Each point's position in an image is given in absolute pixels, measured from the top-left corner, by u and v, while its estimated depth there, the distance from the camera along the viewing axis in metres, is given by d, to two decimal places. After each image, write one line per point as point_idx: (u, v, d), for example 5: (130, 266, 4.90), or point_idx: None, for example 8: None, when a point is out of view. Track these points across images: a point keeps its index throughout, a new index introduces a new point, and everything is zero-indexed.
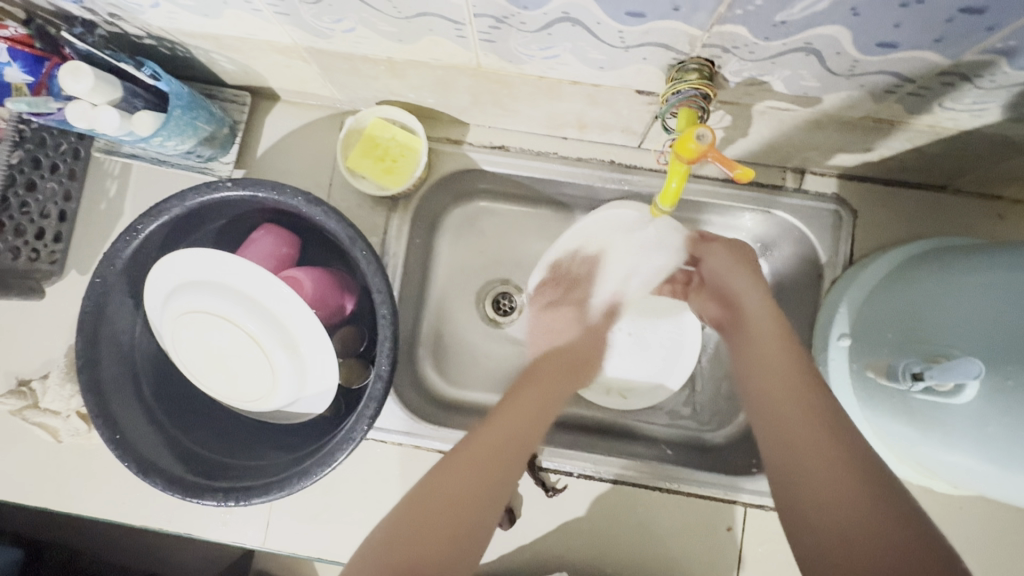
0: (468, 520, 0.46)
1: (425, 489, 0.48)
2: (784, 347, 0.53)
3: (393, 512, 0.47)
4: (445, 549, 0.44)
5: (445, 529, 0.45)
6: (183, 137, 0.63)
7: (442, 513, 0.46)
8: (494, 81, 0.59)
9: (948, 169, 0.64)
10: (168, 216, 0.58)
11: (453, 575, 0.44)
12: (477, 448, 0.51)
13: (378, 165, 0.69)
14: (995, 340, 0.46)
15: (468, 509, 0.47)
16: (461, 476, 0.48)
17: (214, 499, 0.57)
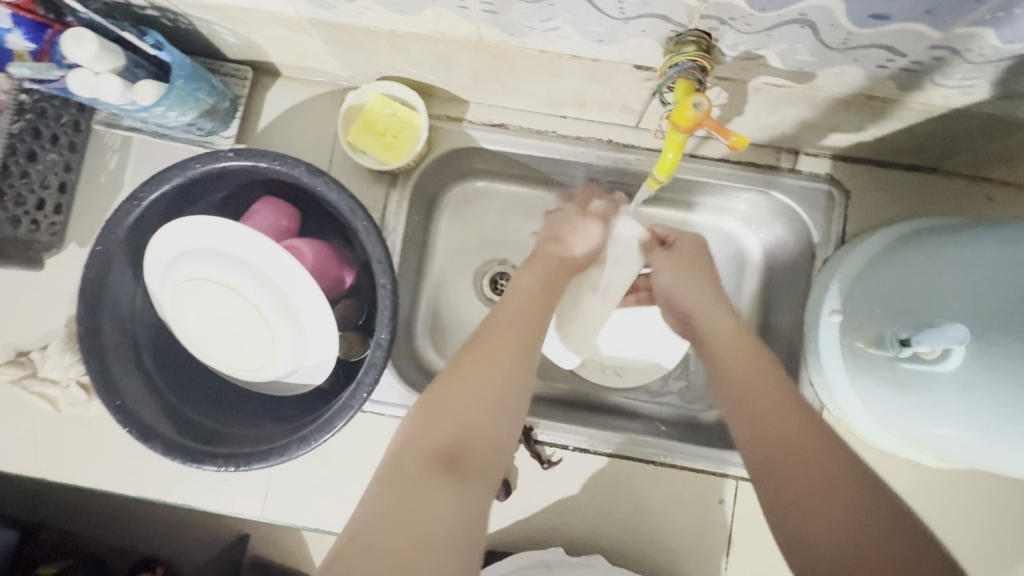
0: (503, 391, 0.51)
1: (448, 384, 0.51)
2: (743, 342, 0.57)
3: (420, 409, 0.50)
4: (486, 419, 0.50)
5: (486, 398, 0.50)
6: (185, 108, 0.63)
7: (480, 386, 0.51)
8: (495, 56, 0.60)
9: (939, 149, 0.65)
10: (170, 184, 0.59)
11: (496, 440, 0.50)
12: (496, 333, 0.55)
13: (378, 140, 0.69)
14: (981, 308, 0.47)
15: (503, 382, 0.52)
16: (488, 358, 0.53)
17: (214, 464, 0.57)
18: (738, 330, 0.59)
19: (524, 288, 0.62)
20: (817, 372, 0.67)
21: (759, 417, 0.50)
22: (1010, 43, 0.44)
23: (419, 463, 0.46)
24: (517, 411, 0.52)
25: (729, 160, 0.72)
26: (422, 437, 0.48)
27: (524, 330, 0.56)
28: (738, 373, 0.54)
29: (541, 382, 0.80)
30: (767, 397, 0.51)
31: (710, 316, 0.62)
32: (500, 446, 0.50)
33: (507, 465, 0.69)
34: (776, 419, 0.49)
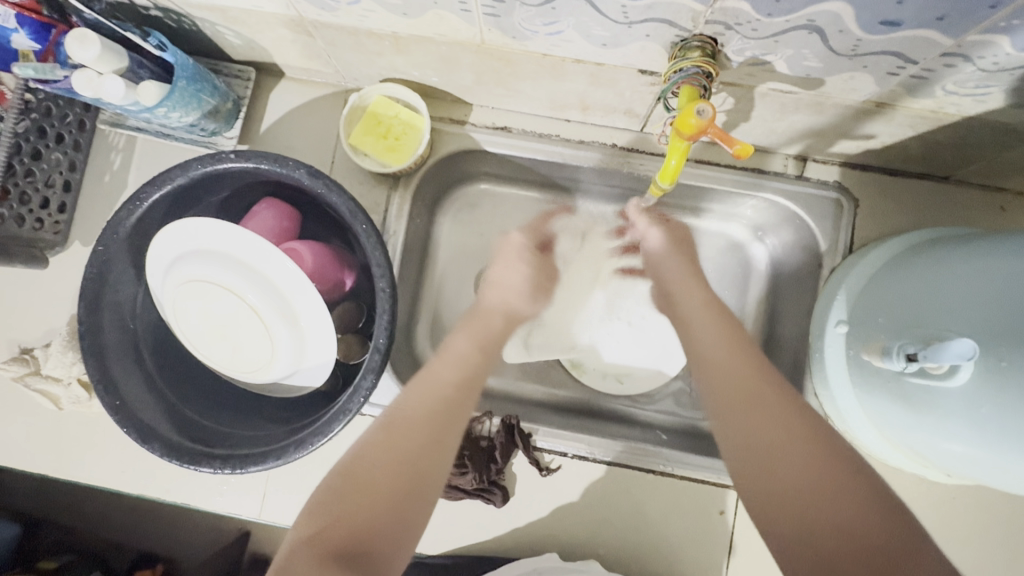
0: (410, 476, 0.47)
1: (355, 469, 0.47)
2: (722, 325, 0.56)
3: (321, 498, 0.46)
4: (390, 508, 0.45)
5: (390, 490, 0.46)
6: (188, 109, 0.63)
7: (388, 472, 0.46)
8: (497, 59, 0.59)
9: (950, 158, 0.64)
10: (171, 185, 0.59)
11: (403, 530, 0.45)
12: (414, 406, 0.51)
13: (380, 143, 0.69)
14: (991, 323, 0.46)
15: (413, 465, 0.47)
16: (406, 440, 0.48)
17: (211, 466, 0.57)
18: (721, 313, 0.58)
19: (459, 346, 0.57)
20: (822, 383, 0.66)
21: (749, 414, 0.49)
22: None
23: (309, 564, 0.41)
24: (424, 500, 0.47)
25: (735, 166, 0.71)
26: (318, 535, 0.43)
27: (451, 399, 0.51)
28: (725, 365, 0.53)
29: (541, 387, 0.79)
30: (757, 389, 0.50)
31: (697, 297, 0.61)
32: (409, 538, 0.45)
33: (505, 471, 0.68)
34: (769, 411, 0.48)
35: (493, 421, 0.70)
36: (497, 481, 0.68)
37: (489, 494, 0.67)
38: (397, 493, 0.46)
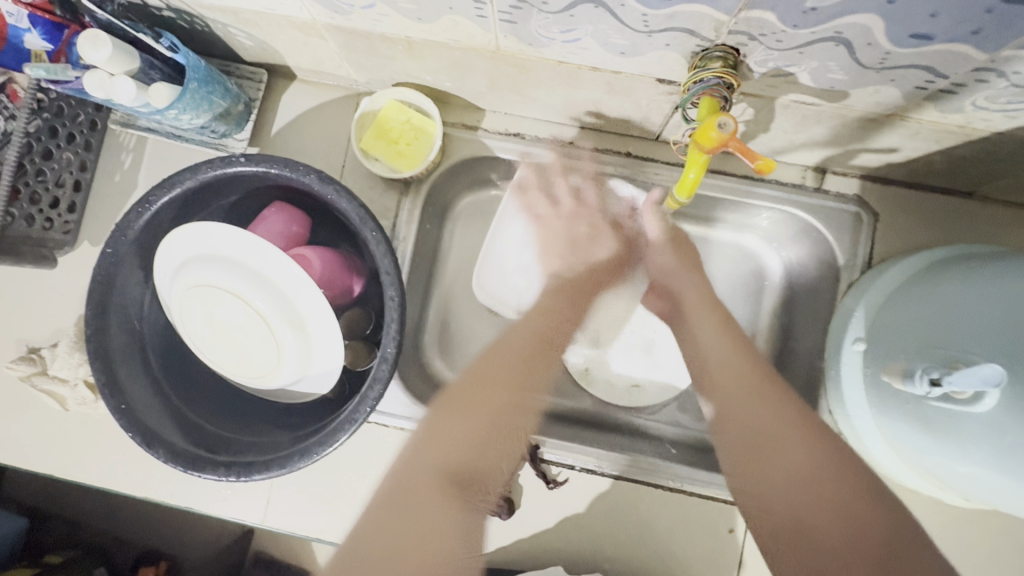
0: (507, 412, 0.56)
1: (459, 401, 0.55)
2: (729, 338, 0.63)
3: (431, 426, 0.54)
4: (491, 442, 0.54)
5: (496, 421, 0.55)
6: (199, 111, 0.63)
7: (498, 407, 0.55)
8: (512, 65, 0.58)
9: (975, 173, 0.62)
10: (180, 188, 0.58)
11: (495, 460, 0.54)
12: (506, 356, 0.62)
13: (392, 148, 0.68)
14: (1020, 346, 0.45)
15: (509, 402, 0.57)
16: (510, 386, 0.58)
17: (216, 473, 0.57)
18: (727, 324, 0.65)
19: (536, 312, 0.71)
20: (837, 402, 0.64)
21: (755, 439, 0.53)
22: None
23: (433, 478, 0.48)
24: (512, 432, 0.57)
25: (752, 177, 0.70)
26: (439, 453, 0.50)
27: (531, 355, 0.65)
28: (731, 387, 0.58)
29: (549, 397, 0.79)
30: (760, 412, 0.55)
31: (696, 319, 0.67)
32: (497, 469, 0.55)
33: (511, 483, 0.67)
34: (768, 432, 0.53)
35: None
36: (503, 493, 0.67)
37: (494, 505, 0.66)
38: (501, 425, 0.55)
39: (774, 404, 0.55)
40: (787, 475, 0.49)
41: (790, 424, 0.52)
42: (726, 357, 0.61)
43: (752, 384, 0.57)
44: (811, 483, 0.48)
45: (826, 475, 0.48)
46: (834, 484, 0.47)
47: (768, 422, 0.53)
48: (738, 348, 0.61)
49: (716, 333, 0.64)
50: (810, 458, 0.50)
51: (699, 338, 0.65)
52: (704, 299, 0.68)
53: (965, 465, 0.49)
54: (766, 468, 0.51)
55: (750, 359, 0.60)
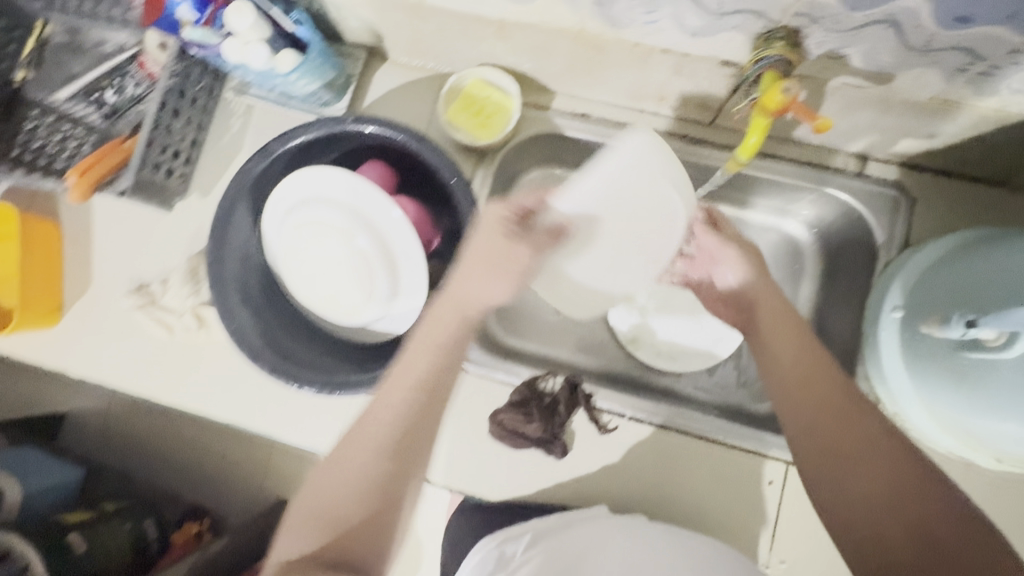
0: (372, 497, 0.49)
1: (334, 472, 0.50)
2: (796, 326, 0.58)
3: (308, 511, 0.49)
4: (366, 525, 0.48)
5: (357, 504, 0.49)
6: (313, 78, 0.74)
7: (369, 491, 0.49)
8: (591, 47, 0.66)
9: (1007, 160, 0.68)
10: (295, 141, 0.67)
11: (379, 538, 0.49)
12: (388, 408, 0.51)
13: (474, 119, 0.77)
14: None
15: (380, 486, 0.49)
16: (403, 451, 0.50)
17: (313, 386, 0.65)
18: (800, 325, 0.58)
19: (428, 329, 0.54)
20: (874, 368, 0.68)
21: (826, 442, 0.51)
22: None
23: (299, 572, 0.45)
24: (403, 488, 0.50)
25: (799, 160, 0.76)
26: (293, 536, 0.48)
27: (420, 405, 0.51)
28: (792, 380, 0.54)
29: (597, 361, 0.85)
30: (855, 424, 0.50)
31: (772, 334, 0.58)
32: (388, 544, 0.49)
33: (565, 426, 0.73)
34: (851, 442, 0.49)
35: (556, 381, 0.76)
36: (558, 434, 0.72)
37: (550, 444, 0.72)
38: (352, 507, 0.49)
39: (861, 414, 0.51)
40: (862, 496, 0.48)
41: (874, 434, 0.49)
42: (803, 353, 0.55)
43: (842, 391, 0.52)
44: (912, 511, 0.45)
45: (915, 508, 0.45)
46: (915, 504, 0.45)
47: (859, 440, 0.49)
48: (817, 360, 0.55)
49: (793, 342, 0.56)
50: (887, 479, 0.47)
51: (776, 344, 0.57)
52: (779, 300, 0.59)
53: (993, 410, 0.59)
54: (841, 482, 0.49)
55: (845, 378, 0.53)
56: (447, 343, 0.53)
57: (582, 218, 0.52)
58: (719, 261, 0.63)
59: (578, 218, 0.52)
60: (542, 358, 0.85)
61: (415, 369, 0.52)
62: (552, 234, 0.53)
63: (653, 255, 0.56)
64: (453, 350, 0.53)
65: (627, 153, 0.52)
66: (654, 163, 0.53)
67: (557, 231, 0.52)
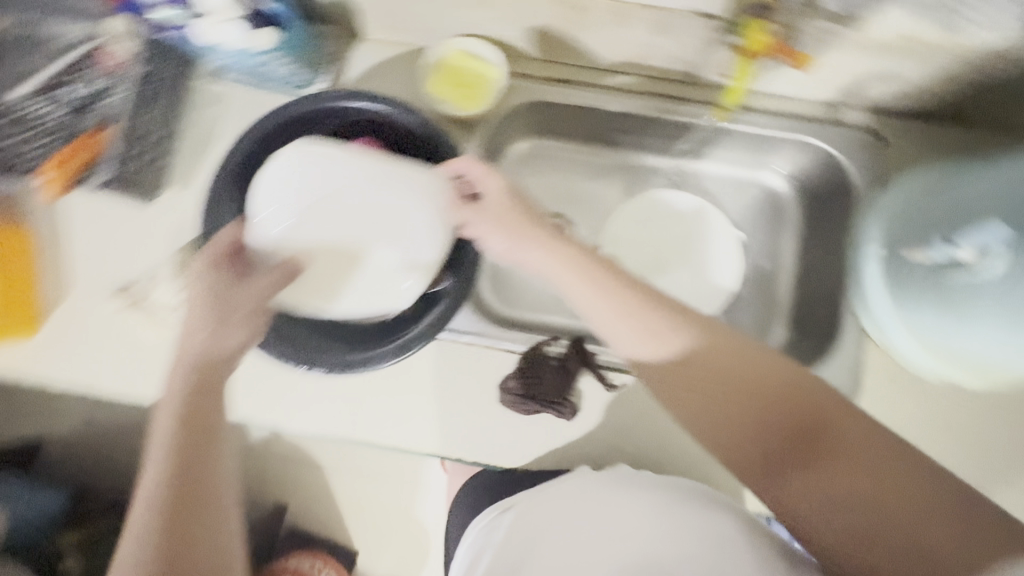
0: (178, 512, 0.50)
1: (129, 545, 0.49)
2: (702, 332, 0.55)
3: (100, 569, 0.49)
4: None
5: (165, 539, 0.49)
6: (289, 56, 0.73)
7: (158, 525, 0.49)
8: (572, 7, 0.67)
9: (968, 97, 0.72)
10: (281, 120, 0.67)
11: None
12: (169, 468, 0.51)
13: (459, 91, 0.76)
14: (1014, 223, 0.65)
15: (167, 510, 0.50)
16: (194, 464, 0.52)
17: (325, 366, 0.64)
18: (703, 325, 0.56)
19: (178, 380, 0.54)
20: (862, 307, 0.71)
21: (696, 388, 0.55)
22: None
23: None
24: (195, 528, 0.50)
25: (777, 112, 0.79)
26: None
27: (179, 439, 0.52)
28: (699, 381, 0.55)
29: None
30: (714, 355, 0.55)
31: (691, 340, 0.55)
32: None
33: (573, 387, 0.74)
34: (712, 376, 0.54)
35: (559, 345, 0.77)
36: (566, 395, 0.73)
37: (558, 406, 0.73)
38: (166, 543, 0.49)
39: (750, 369, 0.54)
40: (735, 421, 0.54)
41: (729, 355, 0.55)
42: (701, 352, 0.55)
43: (719, 349, 0.55)
44: (775, 414, 0.53)
45: (774, 411, 0.53)
46: (779, 407, 0.53)
47: (720, 364, 0.54)
48: (712, 355, 0.55)
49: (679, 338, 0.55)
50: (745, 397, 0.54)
51: (694, 352, 0.55)
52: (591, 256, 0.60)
53: (989, 322, 0.65)
54: (764, 466, 0.53)
55: (723, 332, 0.55)
56: (194, 376, 0.54)
57: (301, 230, 0.62)
58: (484, 235, 0.63)
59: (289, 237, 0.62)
60: (542, 326, 0.86)
61: (194, 410, 0.53)
62: (284, 272, 0.60)
63: (388, 234, 0.63)
64: (210, 376, 0.54)
65: (306, 162, 0.63)
66: (336, 158, 0.63)
67: (287, 267, 0.60)
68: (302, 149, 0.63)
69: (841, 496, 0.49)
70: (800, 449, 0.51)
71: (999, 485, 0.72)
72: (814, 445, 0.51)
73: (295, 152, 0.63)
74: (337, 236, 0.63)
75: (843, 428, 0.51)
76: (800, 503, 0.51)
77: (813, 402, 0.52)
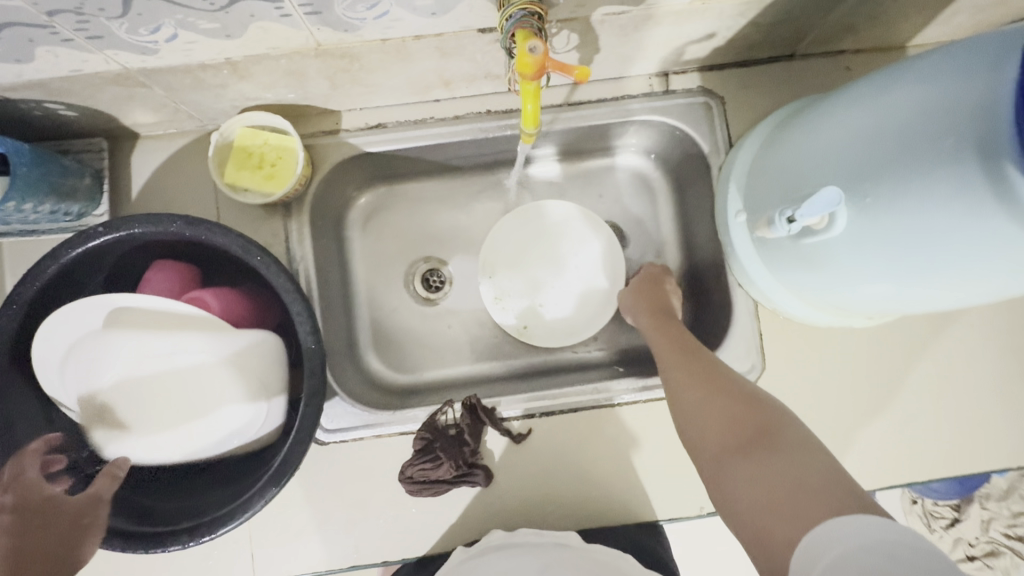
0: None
1: None
2: (680, 338, 0.63)
3: None
4: None
5: None
6: (41, 196, 0.60)
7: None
8: (340, 57, 0.58)
9: (787, 36, 0.68)
10: (44, 279, 0.55)
11: None
12: None
13: (258, 173, 0.67)
14: (879, 157, 0.48)
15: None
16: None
17: (180, 543, 0.55)
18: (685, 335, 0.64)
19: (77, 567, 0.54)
20: (742, 274, 0.70)
21: (673, 383, 0.58)
22: None
23: None
24: None
25: (608, 97, 0.73)
26: None
27: None
28: (676, 363, 0.60)
29: (496, 363, 0.81)
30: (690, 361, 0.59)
31: (678, 337, 0.63)
32: None
33: (480, 450, 0.69)
34: (683, 373, 0.58)
35: (455, 410, 0.72)
36: (475, 462, 0.69)
37: (470, 476, 0.68)
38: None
39: (716, 368, 0.57)
40: (704, 415, 0.53)
41: (701, 364, 0.58)
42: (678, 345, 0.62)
43: (691, 350, 0.61)
44: (732, 410, 0.52)
45: (741, 412, 0.52)
46: (738, 405, 0.52)
47: (698, 374, 0.57)
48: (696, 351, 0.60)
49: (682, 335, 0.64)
50: (715, 392, 0.54)
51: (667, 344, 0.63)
52: (650, 302, 0.71)
53: (897, 261, 0.50)
54: (721, 455, 0.50)
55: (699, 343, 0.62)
56: None
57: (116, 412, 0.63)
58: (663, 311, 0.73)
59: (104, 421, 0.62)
60: (441, 384, 0.80)
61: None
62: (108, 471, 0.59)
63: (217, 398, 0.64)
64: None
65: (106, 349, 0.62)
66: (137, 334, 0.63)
67: (109, 469, 0.60)
68: (70, 340, 0.60)
69: (772, 485, 0.44)
70: (747, 441, 0.49)
71: (920, 411, 0.71)
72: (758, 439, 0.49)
73: (88, 338, 0.61)
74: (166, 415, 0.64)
75: (796, 434, 0.48)
76: (743, 493, 0.46)
77: (772, 414, 0.51)
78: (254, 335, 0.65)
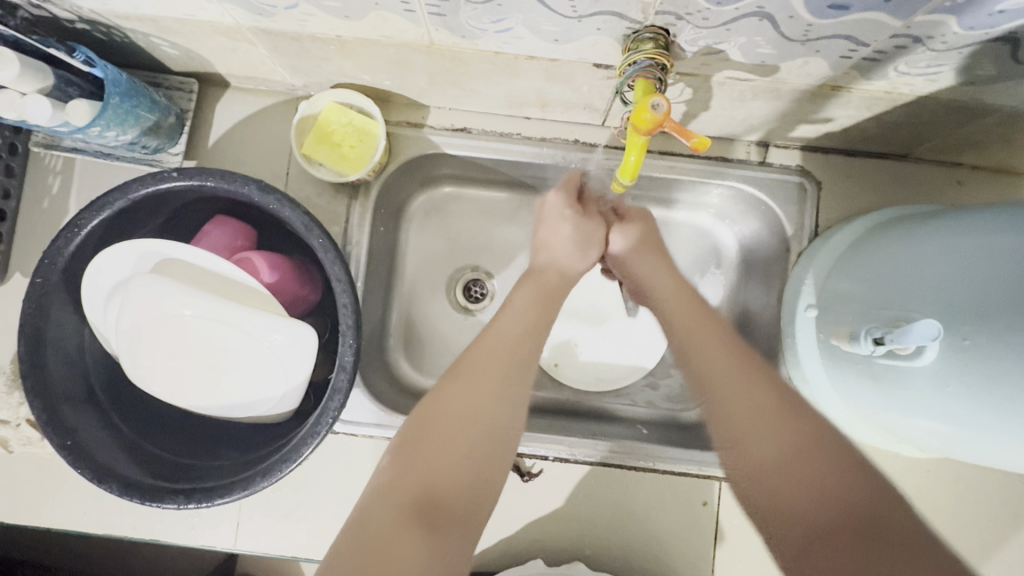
0: (424, 494, 0.45)
1: (434, 412, 0.50)
2: (725, 346, 0.54)
3: (414, 438, 0.48)
4: (457, 443, 0.48)
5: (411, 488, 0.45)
6: (125, 127, 0.59)
7: (392, 475, 0.46)
8: (448, 59, 0.57)
9: (907, 138, 0.64)
10: (110, 210, 0.54)
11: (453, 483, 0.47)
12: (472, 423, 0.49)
13: (335, 151, 0.66)
14: (988, 301, 0.44)
15: (420, 490, 0.45)
16: (415, 451, 0.48)
17: (175, 502, 0.54)
18: (730, 340, 0.54)
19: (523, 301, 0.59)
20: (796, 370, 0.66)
21: (735, 417, 0.49)
22: (971, 28, 0.43)
23: (392, 509, 0.44)
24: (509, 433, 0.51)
25: (700, 155, 0.71)
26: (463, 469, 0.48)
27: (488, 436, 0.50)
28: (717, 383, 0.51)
29: None
30: (746, 391, 0.50)
31: (709, 349, 0.54)
32: (462, 457, 0.48)
33: None
34: (742, 410, 0.49)
35: None
36: None
37: None
38: (421, 546, 0.42)
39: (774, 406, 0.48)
40: (774, 471, 0.45)
41: (767, 407, 0.48)
42: (717, 355, 0.53)
43: (735, 373, 0.51)
44: (826, 485, 0.43)
45: (822, 476, 0.43)
46: (832, 468, 0.43)
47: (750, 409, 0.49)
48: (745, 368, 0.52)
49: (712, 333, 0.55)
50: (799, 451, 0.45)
51: (704, 358, 0.54)
52: (675, 283, 0.62)
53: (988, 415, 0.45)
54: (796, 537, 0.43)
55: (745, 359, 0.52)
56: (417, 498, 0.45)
57: (152, 358, 0.58)
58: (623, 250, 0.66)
59: (142, 367, 0.58)
60: None
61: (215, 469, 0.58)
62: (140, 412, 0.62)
63: (250, 379, 0.59)
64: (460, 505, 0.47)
65: (145, 295, 0.56)
66: (195, 287, 0.58)
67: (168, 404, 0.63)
68: (120, 277, 0.58)
69: None
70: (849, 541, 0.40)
71: None
72: (875, 533, 0.39)
73: (140, 277, 0.57)
74: (197, 375, 0.59)
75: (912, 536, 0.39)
76: None
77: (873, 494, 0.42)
78: (306, 333, 0.58)
